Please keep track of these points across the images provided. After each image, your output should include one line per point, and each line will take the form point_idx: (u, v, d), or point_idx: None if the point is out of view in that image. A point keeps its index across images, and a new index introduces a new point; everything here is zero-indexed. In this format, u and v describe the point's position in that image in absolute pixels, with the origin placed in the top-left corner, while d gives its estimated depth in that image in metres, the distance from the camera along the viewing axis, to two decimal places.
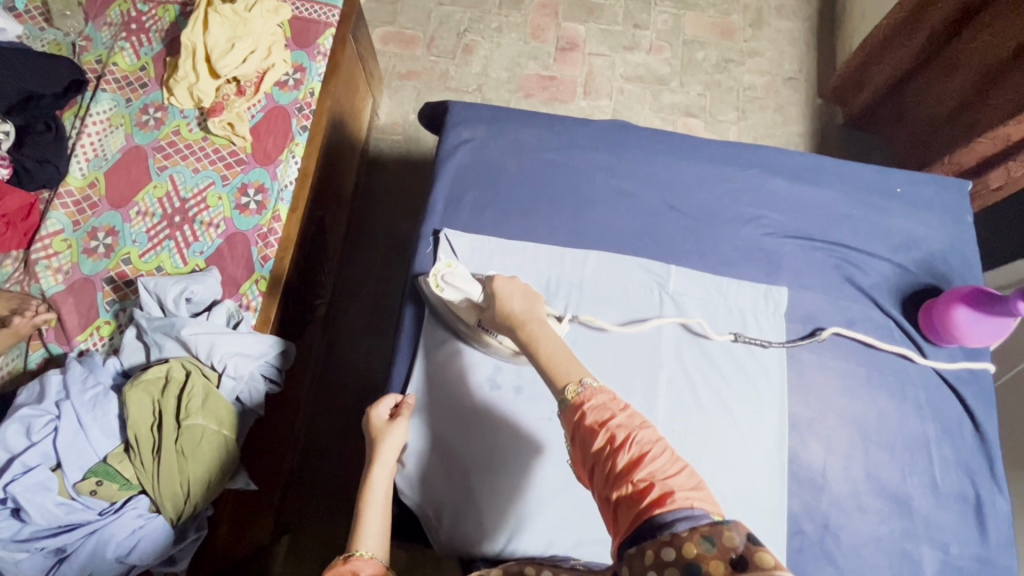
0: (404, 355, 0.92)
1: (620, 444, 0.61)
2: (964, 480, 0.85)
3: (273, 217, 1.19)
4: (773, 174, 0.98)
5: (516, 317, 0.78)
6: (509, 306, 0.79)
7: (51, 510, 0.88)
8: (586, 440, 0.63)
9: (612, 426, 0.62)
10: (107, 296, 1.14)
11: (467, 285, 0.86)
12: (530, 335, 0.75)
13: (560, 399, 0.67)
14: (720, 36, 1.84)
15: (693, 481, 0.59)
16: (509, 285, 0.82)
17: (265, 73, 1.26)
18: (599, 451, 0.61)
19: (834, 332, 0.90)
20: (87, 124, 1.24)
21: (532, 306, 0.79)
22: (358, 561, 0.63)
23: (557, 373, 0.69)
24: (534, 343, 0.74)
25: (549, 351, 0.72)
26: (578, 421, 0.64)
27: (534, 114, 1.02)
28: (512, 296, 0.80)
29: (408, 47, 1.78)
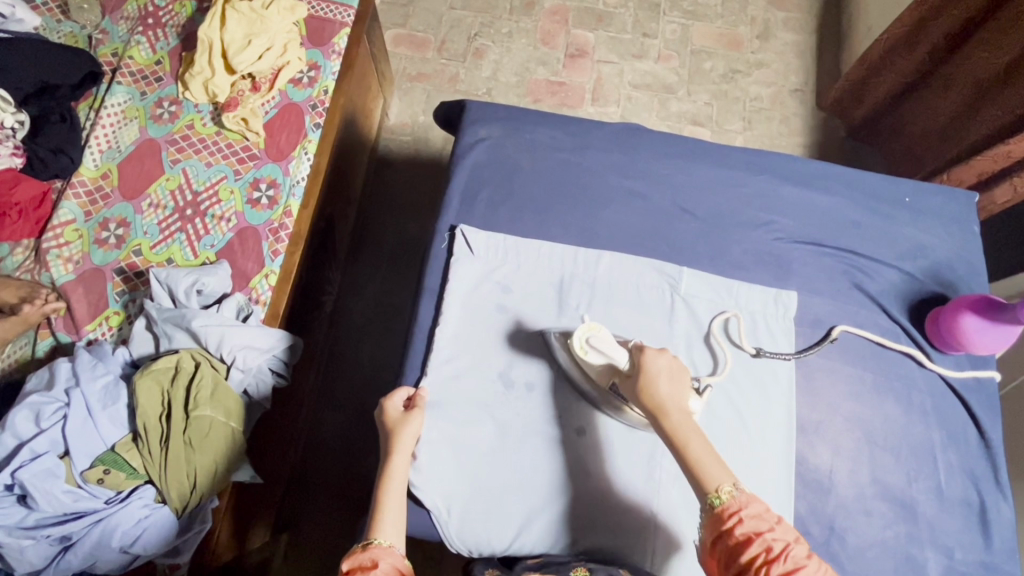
0: (416, 358, 0.90)
1: (776, 555, 0.65)
2: (969, 486, 0.86)
3: (284, 213, 1.19)
4: (783, 180, 0.99)
5: (664, 406, 0.76)
6: (655, 394, 0.77)
7: (57, 497, 0.88)
8: (735, 547, 0.67)
9: (766, 538, 0.67)
10: (117, 287, 1.14)
11: (612, 351, 0.81)
12: (676, 430, 0.75)
13: (704, 501, 0.71)
14: (728, 47, 1.86)
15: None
16: (659, 361, 0.79)
17: (280, 69, 1.27)
18: (753, 560, 0.66)
19: (844, 330, 0.91)
20: (101, 116, 1.25)
21: (678, 390, 0.78)
22: (377, 548, 0.67)
23: (704, 475, 0.73)
24: (682, 441, 0.75)
25: (697, 452, 0.74)
26: (727, 529, 0.69)
27: (549, 116, 1.03)
28: (660, 378, 0.77)
29: (419, 50, 1.80)
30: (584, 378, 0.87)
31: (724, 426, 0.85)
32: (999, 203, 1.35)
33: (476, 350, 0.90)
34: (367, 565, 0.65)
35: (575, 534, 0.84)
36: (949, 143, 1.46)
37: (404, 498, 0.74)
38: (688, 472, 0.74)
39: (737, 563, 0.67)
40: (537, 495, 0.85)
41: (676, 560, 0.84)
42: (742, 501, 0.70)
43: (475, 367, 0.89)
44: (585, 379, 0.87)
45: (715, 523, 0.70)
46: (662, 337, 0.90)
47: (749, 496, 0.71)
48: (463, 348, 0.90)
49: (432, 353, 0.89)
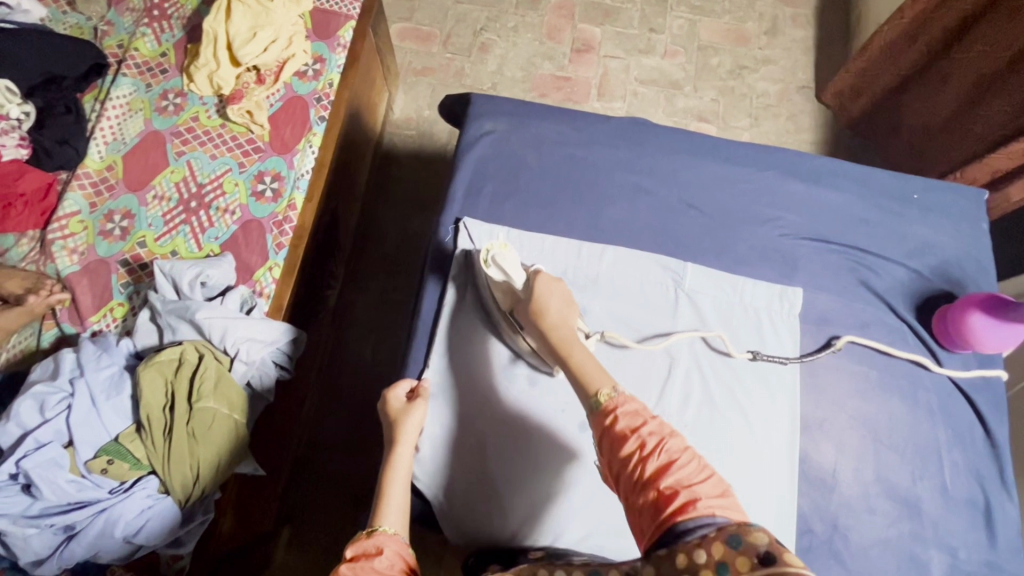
0: (419, 353, 0.91)
1: (650, 451, 0.61)
2: (975, 486, 0.86)
3: (288, 206, 1.19)
4: (790, 177, 0.98)
5: (554, 322, 0.78)
6: (547, 310, 0.79)
7: (62, 487, 0.88)
8: (614, 446, 0.63)
9: (642, 433, 0.62)
10: (121, 278, 1.14)
11: (513, 270, 0.86)
12: (561, 343, 0.76)
13: (589, 404, 0.68)
14: (735, 43, 1.85)
15: (720, 488, 0.58)
16: (550, 287, 0.81)
17: (285, 63, 1.27)
18: (628, 457, 0.61)
19: (849, 340, 0.90)
20: (106, 108, 1.25)
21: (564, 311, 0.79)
22: (381, 536, 0.66)
23: (588, 380, 0.71)
24: (567, 351, 0.74)
25: (580, 359, 0.73)
26: (608, 426, 0.64)
27: (554, 110, 1.02)
28: (552, 298, 0.80)
29: (425, 44, 1.79)
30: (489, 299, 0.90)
31: (728, 424, 0.85)
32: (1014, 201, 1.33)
33: (477, 347, 0.91)
34: (371, 552, 0.64)
35: (577, 530, 0.84)
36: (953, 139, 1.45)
37: (409, 487, 0.74)
38: (574, 383, 0.72)
39: (616, 461, 0.62)
40: (538, 490, 0.86)
41: None
42: (620, 401, 0.66)
43: (477, 363, 0.90)
44: (496, 308, 0.90)
45: (600, 421, 0.66)
46: (666, 331, 0.89)
47: (631, 396, 0.66)
48: (466, 343, 0.91)
49: (434, 348, 0.90)
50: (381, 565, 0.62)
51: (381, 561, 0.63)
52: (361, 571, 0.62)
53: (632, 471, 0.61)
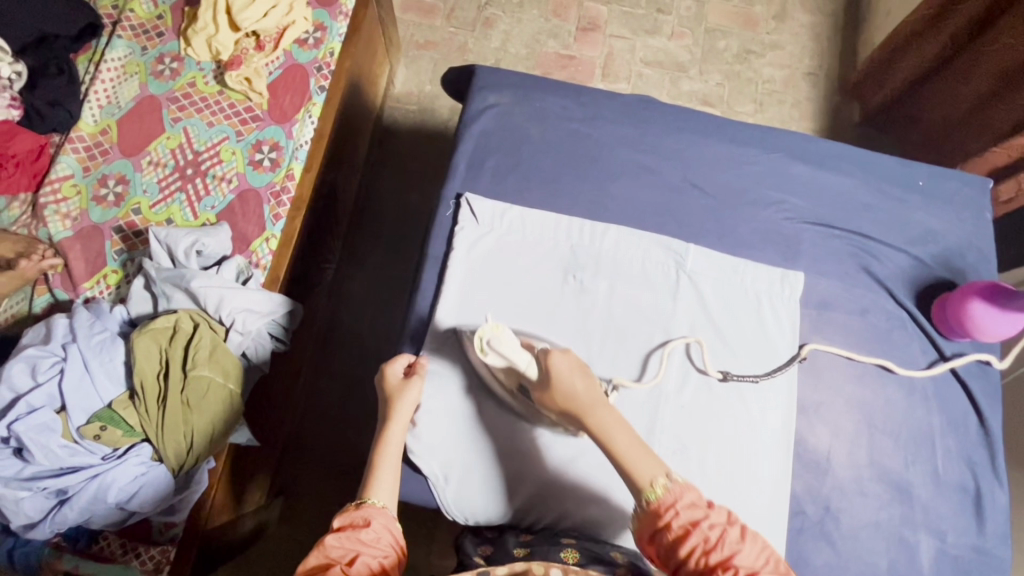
0: (418, 326, 0.89)
1: (713, 546, 0.64)
2: (966, 472, 0.87)
3: (286, 176, 1.17)
4: (797, 160, 0.98)
5: (581, 400, 0.75)
6: (571, 388, 0.75)
7: (54, 451, 0.88)
8: (674, 541, 0.66)
9: (704, 527, 0.65)
10: (115, 245, 1.12)
11: (515, 356, 0.78)
12: (601, 426, 0.74)
13: (640, 499, 0.69)
14: (743, 27, 1.82)
15: (770, 562, 0.65)
16: (567, 360, 0.77)
17: (285, 30, 1.24)
18: (690, 553, 0.65)
19: (815, 348, 0.89)
20: (100, 70, 1.22)
21: (595, 387, 0.76)
22: (370, 508, 0.67)
23: (632, 469, 0.71)
24: (606, 435, 0.73)
25: (622, 446, 0.72)
26: (664, 524, 0.67)
27: (560, 84, 1.00)
28: (571, 375, 0.75)
29: (428, 16, 1.76)
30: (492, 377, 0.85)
31: (730, 410, 0.85)
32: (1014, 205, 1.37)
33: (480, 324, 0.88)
34: (358, 525, 0.65)
35: (572, 505, 0.85)
36: (980, 132, 1.44)
37: (401, 460, 0.75)
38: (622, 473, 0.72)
39: (675, 554, 0.65)
40: (536, 472, 0.85)
41: None
42: (676, 494, 0.68)
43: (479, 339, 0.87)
44: (493, 377, 0.85)
45: (652, 521, 0.68)
46: (667, 312, 0.89)
47: (683, 487, 0.69)
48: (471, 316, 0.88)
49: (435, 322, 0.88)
50: (367, 537, 0.63)
51: (368, 534, 0.63)
52: (348, 542, 0.62)
53: (692, 564, 0.64)
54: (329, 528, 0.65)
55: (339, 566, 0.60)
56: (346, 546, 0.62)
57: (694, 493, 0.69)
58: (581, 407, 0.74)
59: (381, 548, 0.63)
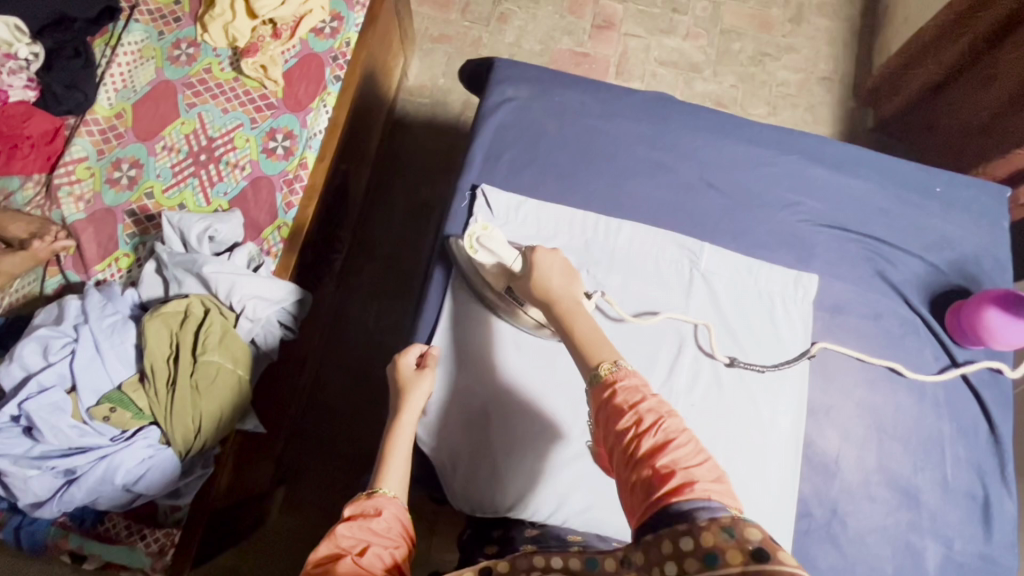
0: (427, 323, 0.91)
1: (646, 428, 0.59)
2: (975, 480, 0.86)
3: (299, 164, 1.18)
4: (814, 163, 0.97)
5: (552, 292, 0.76)
6: (544, 280, 0.77)
7: (65, 432, 0.88)
8: (615, 419, 0.61)
9: (641, 409, 0.60)
10: (127, 229, 1.13)
11: (503, 252, 0.85)
12: (565, 314, 0.73)
13: (589, 376, 0.65)
14: (759, 29, 1.82)
15: (716, 473, 0.58)
16: (550, 258, 0.79)
17: (302, 18, 1.24)
18: (624, 431, 0.59)
19: (824, 346, 0.88)
20: (117, 53, 1.22)
21: (569, 283, 0.77)
22: (381, 498, 0.67)
23: (589, 350, 0.68)
24: (569, 320, 0.72)
25: (583, 333, 0.70)
26: (606, 399, 0.62)
27: (578, 79, 1.00)
28: (552, 270, 0.78)
29: (443, 10, 1.75)
30: (478, 280, 0.89)
31: (741, 412, 0.84)
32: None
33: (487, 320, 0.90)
34: (370, 513, 0.65)
35: (579, 500, 0.85)
36: (997, 140, 1.43)
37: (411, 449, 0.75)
38: (577, 352, 0.69)
39: (614, 431, 0.61)
40: (543, 465, 0.85)
41: None
42: (623, 375, 0.63)
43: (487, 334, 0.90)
44: (479, 281, 0.88)
45: (597, 395, 0.63)
46: (679, 310, 0.89)
47: (635, 371, 0.64)
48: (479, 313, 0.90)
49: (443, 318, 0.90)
50: (378, 527, 0.63)
51: (379, 523, 0.64)
52: (358, 530, 0.62)
53: (626, 447, 0.59)
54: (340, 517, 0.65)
55: (350, 556, 0.59)
56: (358, 532, 0.62)
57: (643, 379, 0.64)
58: (553, 295, 0.76)
59: (392, 538, 0.63)
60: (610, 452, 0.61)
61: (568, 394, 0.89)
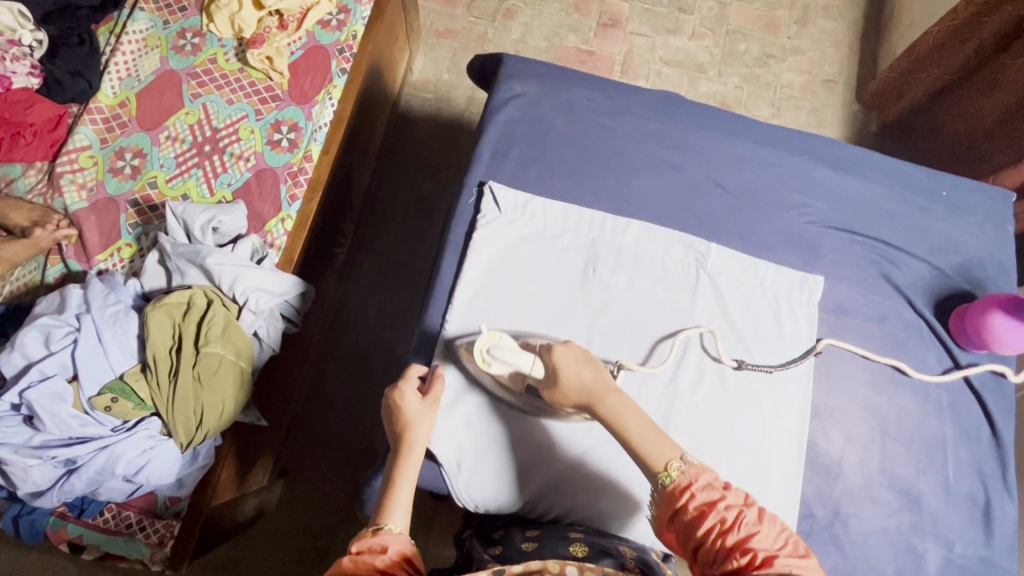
0: (428, 335, 0.88)
1: (728, 526, 0.65)
2: (976, 483, 0.87)
3: (304, 157, 1.17)
4: (821, 164, 0.97)
5: (589, 388, 0.76)
6: (579, 378, 0.76)
7: (65, 421, 0.88)
8: (692, 521, 0.67)
9: (721, 509, 0.66)
10: (130, 219, 1.12)
11: (518, 359, 0.79)
12: (613, 412, 0.74)
13: (657, 483, 0.70)
14: (764, 30, 1.82)
15: (796, 549, 0.64)
16: (568, 354, 0.78)
17: (309, 10, 1.24)
18: (707, 533, 0.65)
19: (830, 342, 0.89)
20: (122, 42, 1.22)
21: (603, 374, 0.77)
22: (386, 535, 0.66)
23: (649, 455, 0.72)
24: (618, 422, 0.74)
25: (636, 431, 0.73)
26: (681, 507, 0.67)
27: (587, 76, 1.00)
28: (575, 365, 0.77)
29: (449, 5, 1.75)
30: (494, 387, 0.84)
31: (744, 411, 0.85)
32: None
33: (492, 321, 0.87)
34: (375, 549, 0.65)
35: (585, 499, 0.84)
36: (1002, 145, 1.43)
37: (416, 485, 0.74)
38: (638, 455, 0.72)
39: (693, 535, 0.66)
40: (548, 465, 0.84)
41: None
42: (692, 475, 0.69)
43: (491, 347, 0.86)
44: (496, 385, 0.84)
45: (668, 505, 0.68)
46: (684, 309, 0.89)
47: (699, 469, 0.70)
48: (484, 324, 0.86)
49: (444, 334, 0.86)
50: (382, 563, 0.63)
51: (382, 560, 0.63)
52: (363, 566, 0.62)
53: (708, 545, 0.65)
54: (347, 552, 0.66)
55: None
56: (363, 568, 0.62)
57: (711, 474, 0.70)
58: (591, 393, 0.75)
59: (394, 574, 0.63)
60: (690, 550, 0.67)
61: None
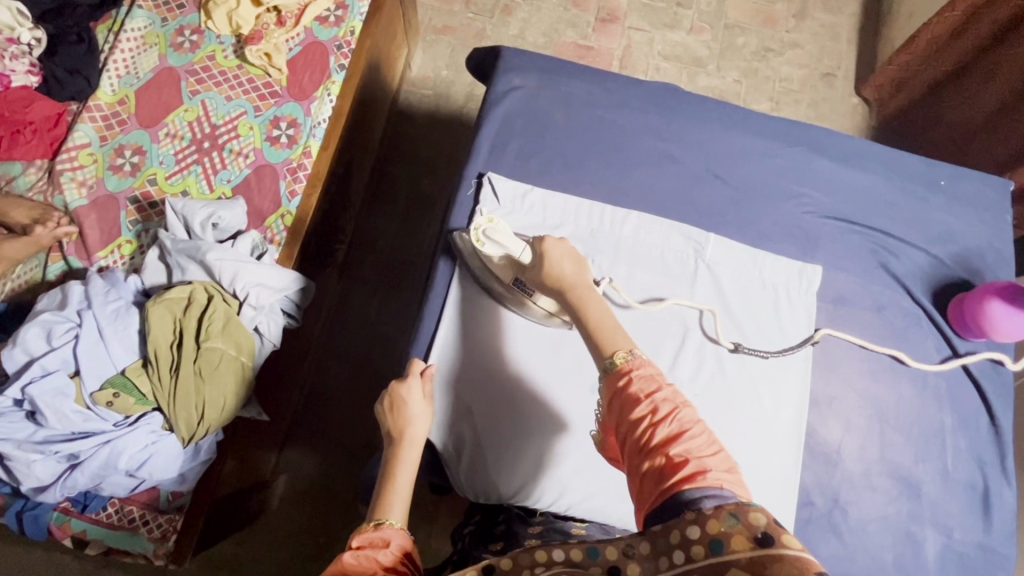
0: (424, 337, 0.89)
1: (661, 419, 0.61)
2: (975, 472, 0.87)
3: (303, 153, 1.17)
4: (820, 155, 0.97)
5: (564, 281, 0.75)
6: (556, 267, 0.76)
7: (67, 416, 0.89)
8: (627, 404, 0.63)
9: (656, 400, 0.62)
10: (130, 216, 1.12)
11: (511, 244, 0.85)
12: (578, 300, 0.74)
13: (603, 363, 0.67)
14: (762, 24, 1.82)
15: (727, 464, 0.59)
16: (559, 247, 0.78)
17: (307, 6, 1.25)
18: (639, 420, 0.61)
19: (826, 333, 0.89)
20: (120, 39, 1.22)
21: (582, 270, 0.76)
22: (388, 529, 0.65)
23: (603, 339, 0.69)
24: (583, 308, 0.72)
25: (597, 319, 0.71)
26: (621, 389, 0.64)
27: (585, 69, 1.00)
28: (558, 257, 0.77)
29: (447, 1, 1.75)
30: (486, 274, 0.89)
31: (744, 401, 0.85)
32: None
33: (489, 314, 0.90)
34: (377, 545, 0.63)
35: (583, 486, 0.85)
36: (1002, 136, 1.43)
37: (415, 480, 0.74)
38: (589, 338, 0.70)
39: (625, 414, 0.63)
40: (547, 456, 0.86)
41: None
42: (636, 365, 0.65)
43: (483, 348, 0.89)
44: (488, 274, 0.88)
45: (611, 384, 0.65)
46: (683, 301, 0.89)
47: (648, 362, 0.66)
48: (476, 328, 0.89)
49: (441, 331, 0.89)
50: (386, 559, 0.62)
51: (386, 556, 0.62)
52: (364, 561, 0.61)
53: (640, 436, 0.61)
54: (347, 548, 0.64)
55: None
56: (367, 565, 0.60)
57: (657, 369, 0.66)
58: (565, 282, 0.75)
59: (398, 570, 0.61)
60: (622, 440, 0.63)
61: (572, 390, 0.88)
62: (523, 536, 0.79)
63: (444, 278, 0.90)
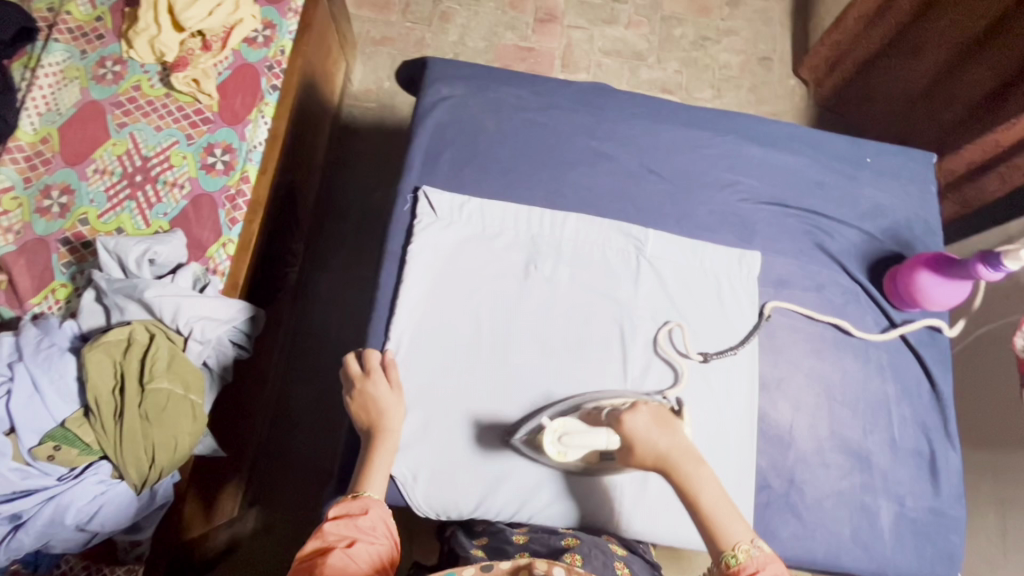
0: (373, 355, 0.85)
1: None
2: (920, 437, 0.90)
3: (241, 178, 1.15)
4: (750, 142, 0.99)
5: (666, 457, 0.73)
6: (653, 446, 0.73)
7: (5, 475, 0.85)
8: None
9: None
10: (63, 258, 1.08)
11: (593, 440, 0.73)
12: (687, 480, 0.72)
13: (717, 559, 0.68)
14: (698, 14, 1.84)
15: None
16: (645, 425, 0.74)
17: (233, 28, 1.20)
18: None
19: (776, 306, 0.91)
20: (37, 75, 1.17)
21: (679, 442, 0.74)
22: (366, 498, 0.70)
23: (715, 524, 0.70)
24: (695, 490, 0.71)
25: (710, 501, 0.71)
26: None
27: (515, 74, 1.00)
28: (650, 434, 0.74)
29: (383, 12, 1.73)
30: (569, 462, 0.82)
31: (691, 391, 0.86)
32: (989, 189, 1.36)
33: (437, 325, 0.86)
34: (356, 512, 0.68)
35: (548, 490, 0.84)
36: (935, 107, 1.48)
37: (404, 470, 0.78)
38: (699, 524, 0.71)
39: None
40: (508, 467, 0.83)
41: (641, 514, 0.84)
42: (760, 562, 0.66)
43: (438, 373, 0.84)
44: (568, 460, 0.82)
45: None
46: (627, 296, 0.90)
47: (765, 554, 0.67)
48: (420, 353, 0.85)
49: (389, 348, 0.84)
50: (364, 525, 0.66)
51: (365, 522, 0.67)
52: (345, 528, 0.66)
53: None
54: (325, 516, 0.68)
55: (339, 548, 0.63)
56: (347, 532, 0.65)
57: (778, 565, 0.67)
58: (664, 457, 0.73)
59: (377, 537, 0.66)
60: None
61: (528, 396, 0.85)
62: (506, 542, 0.81)
63: (387, 295, 0.87)
